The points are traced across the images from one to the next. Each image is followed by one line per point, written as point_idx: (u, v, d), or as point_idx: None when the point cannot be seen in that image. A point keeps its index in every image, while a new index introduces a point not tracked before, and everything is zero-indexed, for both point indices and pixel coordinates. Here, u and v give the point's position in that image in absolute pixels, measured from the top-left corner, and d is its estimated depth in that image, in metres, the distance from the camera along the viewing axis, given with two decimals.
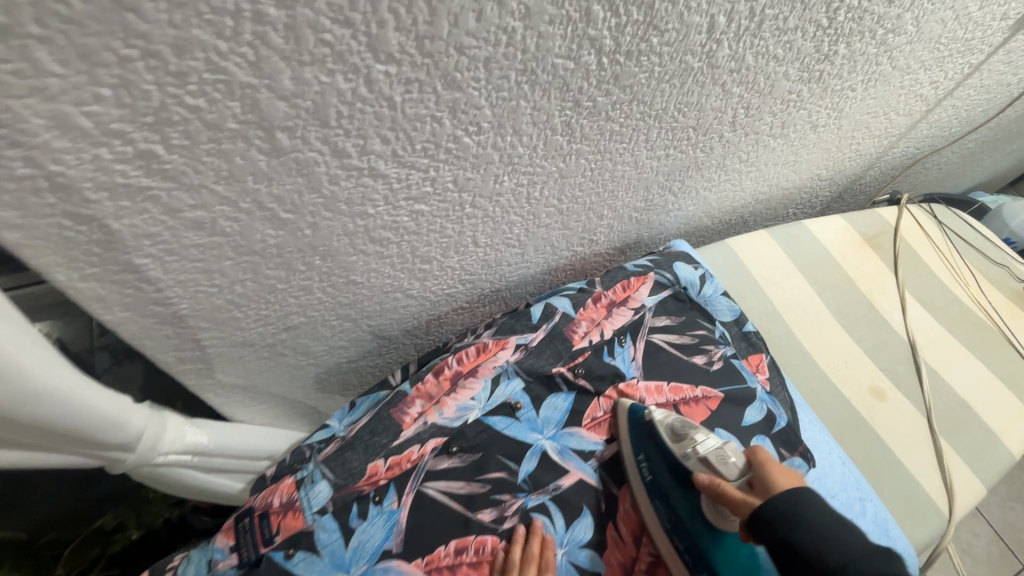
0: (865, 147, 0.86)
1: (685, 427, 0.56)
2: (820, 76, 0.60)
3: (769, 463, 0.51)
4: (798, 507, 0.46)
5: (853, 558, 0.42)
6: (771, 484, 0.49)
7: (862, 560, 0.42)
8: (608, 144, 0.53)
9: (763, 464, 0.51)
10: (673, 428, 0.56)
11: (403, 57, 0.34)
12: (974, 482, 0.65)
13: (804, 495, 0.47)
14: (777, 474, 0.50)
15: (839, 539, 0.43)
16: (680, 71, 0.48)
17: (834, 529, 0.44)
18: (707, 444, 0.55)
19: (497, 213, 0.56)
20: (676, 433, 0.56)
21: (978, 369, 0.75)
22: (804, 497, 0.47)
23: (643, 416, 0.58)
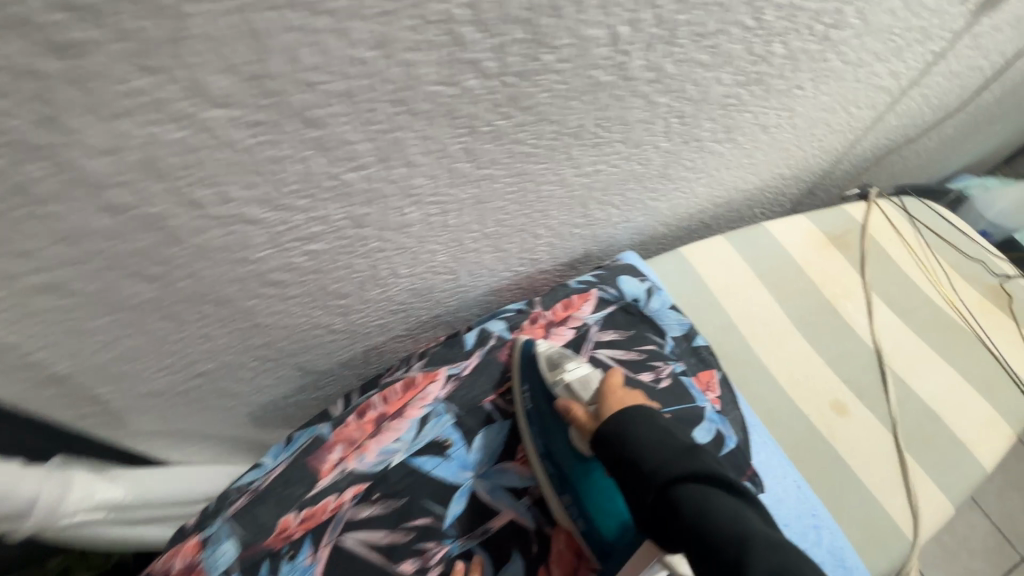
0: (827, 143, 0.81)
1: (560, 356, 0.55)
2: (759, 78, 0.56)
3: (615, 388, 0.49)
4: (629, 425, 0.44)
5: (664, 462, 0.41)
6: (610, 409, 0.47)
7: (672, 461, 0.41)
8: (524, 166, 0.49)
9: (611, 390, 0.49)
10: (551, 357, 0.55)
11: (238, 99, 0.30)
12: (942, 500, 0.62)
13: (637, 413, 0.45)
14: (620, 397, 0.48)
15: (660, 445, 0.42)
16: (589, 87, 0.44)
17: (655, 436, 0.43)
18: (575, 371, 0.52)
19: (411, 244, 0.52)
20: (552, 362, 0.54)
21: (948, 375, 0.71)
22: (637, 416, 0.45)
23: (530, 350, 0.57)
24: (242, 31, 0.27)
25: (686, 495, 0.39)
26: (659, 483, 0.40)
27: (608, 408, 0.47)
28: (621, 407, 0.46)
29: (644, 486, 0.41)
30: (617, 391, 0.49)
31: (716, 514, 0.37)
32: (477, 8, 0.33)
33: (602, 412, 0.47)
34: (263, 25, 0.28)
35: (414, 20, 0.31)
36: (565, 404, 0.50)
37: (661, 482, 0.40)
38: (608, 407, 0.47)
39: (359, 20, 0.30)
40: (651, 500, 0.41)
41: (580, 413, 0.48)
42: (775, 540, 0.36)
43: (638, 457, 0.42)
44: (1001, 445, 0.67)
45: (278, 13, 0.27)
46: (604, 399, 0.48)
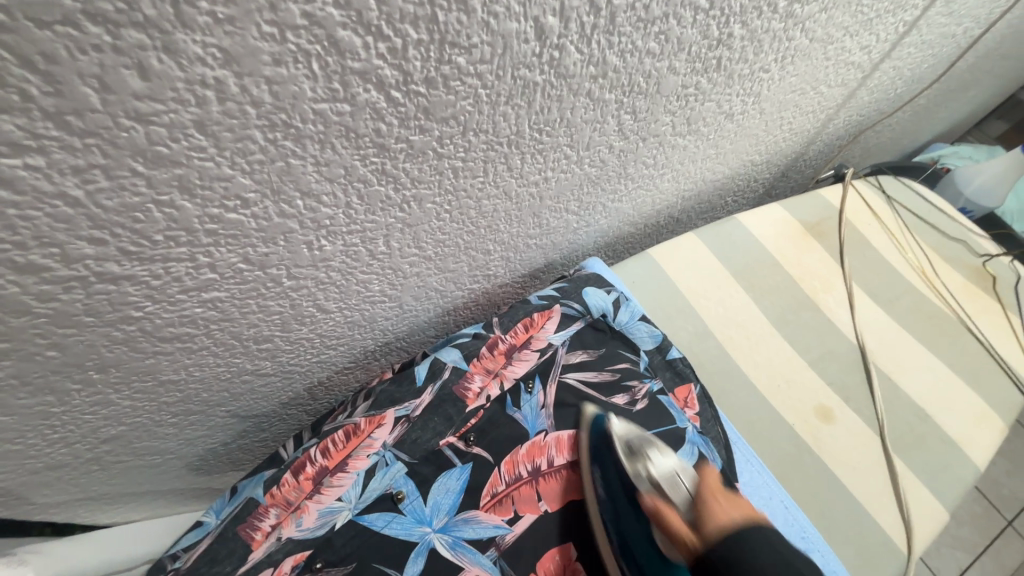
0: (798, 125, 0.76)
1: (641, 441, 0.54)
2: (719, 64, 0.50)
3: (715, 495, 0.49)
4: (742, 549, 0.44)
5: None
6: (713, 524, 0.47)
7: None
8: (457, 182, 0.43)
9: (710, 495, 0.49)
10: (631, 443, 0.53)
11: (43, 142, 0.24)
12: (936, 507, 0.58)
13: (745, 535, 0.45)
14: (723, 508, 0.48)
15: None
16: (520, 89, 0.38)
17: (772, 564, 0.43)
18: (663, 465, 0.53)
19: (335, 277, 0.45)
20: (631, 449, 0.53)
21: (936, 368, 0.68)
22: (747, 538, 0.45)
23: (603, 430, 0.54)
24: (19, 57, 0.21)
25: None
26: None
27: (710, 523, 0.47)
28: (725, 522, 0.47)
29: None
30: (718, 499, 0.49)
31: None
32: (353, 7, 0.26)
33: (703, 527, 0.48)
34: (48, 48, 0.21)
35: (270, 27, 0.25)
36: (654, 506, 0.52)
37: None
38: (709, 520, 0.47)
39: (189, 31, 0.23)
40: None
41: (681, 526, 0.49)
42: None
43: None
44: (992, 439, 0.63)
45: (66, 31, 0.21)
46: (704, 508, 0.48)
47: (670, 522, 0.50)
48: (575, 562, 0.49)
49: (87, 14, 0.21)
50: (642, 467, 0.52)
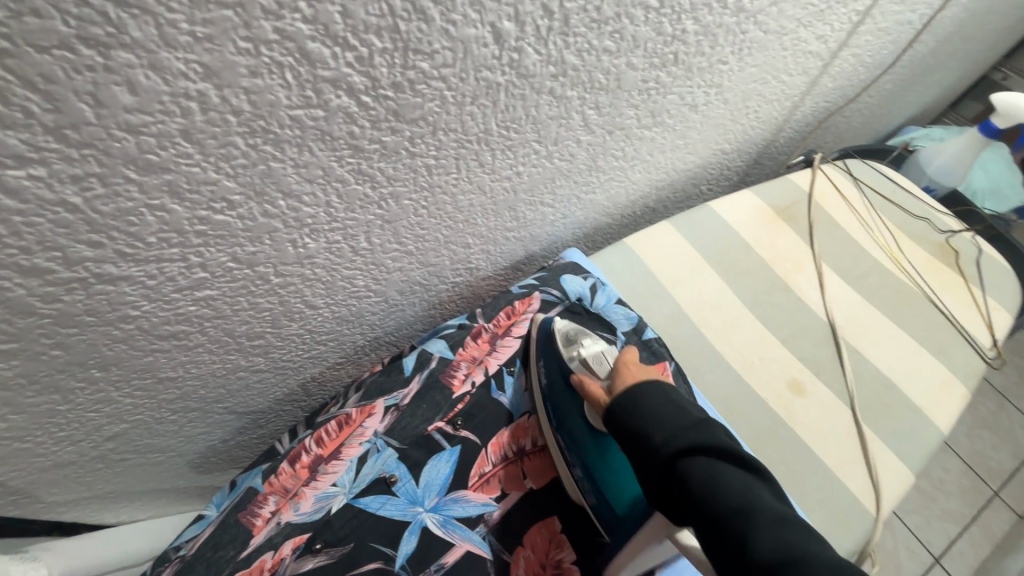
0: (764, 113, 0.79)
1: (576, 332, 0.58)
2: (676, 58, 0.53)
3: (628, 363, 0.53)
4: (642, 400, 0.48)
5: (679, 435, 0.44)
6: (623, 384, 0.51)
7: (688, 434, 0.44)
8: (432, 179, 0.46)
9: (624, 363, 0.53)
10: (569, 335, 0.57)
11: (44, 154, 0.26)
12: (903, 471, 0.61)
13: (647, 388, 0.49)
14: (633, 372, 0.52)
15: (668, 419, 0.45)
16: (484, 90, 0.40)
17: (666, 415, 0.46)
18: (592, 348, 0.56)
19: (321, 274, 0.48)
20: (569, 339, 0.57)
21: (901, 340, 0.71)
22: (648, 390, 0.49)
23: (547, 329, 0.59)
24: (21, 79, 0.23)
25: (692, 468, 0.41)
26: (666, 455, 0.43)
27: (621, 384, 0.51)
28: (632, 382, 0.50)
29: (651, 458, 0.44)
30: (630, 366, 0.53)
31: (722, 483, 0.39)
32: (320, 21, 0.29)
33: (615, 387, 0.51)
34: (46, 70, 0.24)
35: (245, 43, 0.27)
36: (578, 379, 0.53)
37: (667, 455, 0.43)
38: (620, 382, 0.51)
39: (172, 49, 0.26)
40: (659, 477, 0.44)
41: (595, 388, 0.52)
42: (775, 513, 0.38)
43: (648, 431, 0.45)
44: (955, 406, 0.67)
45: (62, 54, 0.24)
46: (619, 374, 0.52)
47: (589, 389, 0.52)
48: (561, 533, 0.53)
49: (80, 39, 0.24)
50: (575, 352, 0.56)
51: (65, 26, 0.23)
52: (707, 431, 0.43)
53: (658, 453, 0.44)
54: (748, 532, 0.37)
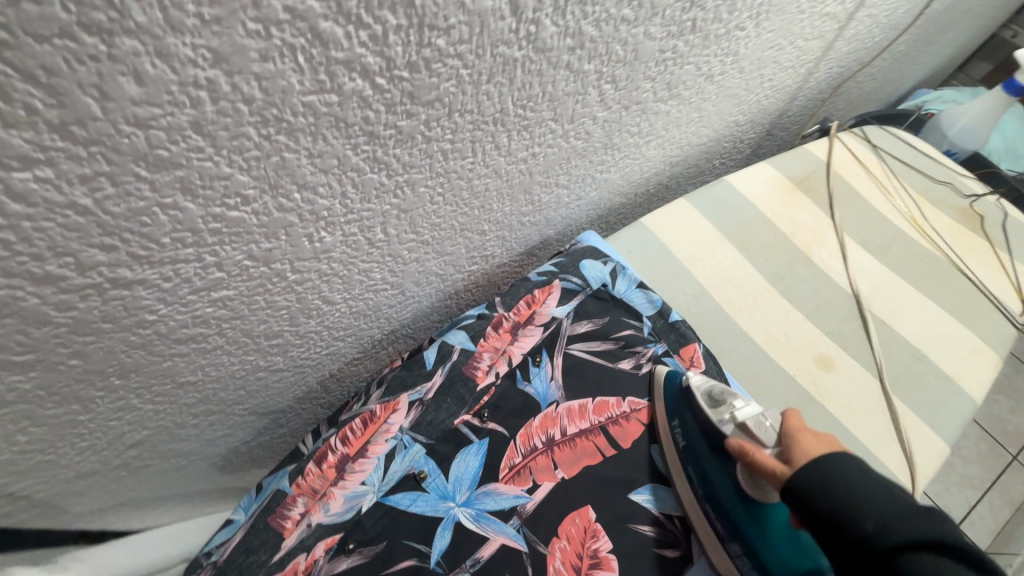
0: (779, 81, 0.76)
1: (723, 391, 0.53)
2: (694, 26, 0.50)
3: (800, 428, 0.47)
4: (837, 478, 0.42)
5: (895, 525, 0.39)
6: (804, 456, 0.45)
7: (905, 525, 0.39)
8: (447, 165, 0.44)
9: (795, 429, 0.48)
10: (713, 393, 0.53)
11: (50, 153, 0.25)
12: (936, 442, 0.60)
13: (842, 464, 0.43)
14: (811, 441, 0.46)
15: (877, 501, 0.40)
16: (501, 66, 0.38)
17: (871, 496, 0.41)
18: (746, 410, 0.51)
19: (337, 268, 0.47)
20: (713, 398, 0.53)
21: (929, 309, 0.69)
22: (840, 464, 0.43)
23: (679, 383, 0.55)
24: (22, 73, 0.22)
25: (919, 566, 0.37)
26: (882, 547, 0.39)
27: (800, 455, 0.45)
28: (817, 453, 0.45)
29: (860, 548, 0.39)
30: (804, 434, 0.47)
31: None
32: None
33: (793, 459, 0.45)
34: (47, 61, 0.22)
35: (254, 24, 0.26)
36: (739, 445, 0.48)
37: (885, 546, 0.38)
38: (797, 454, 0.45)
39: (178, 34, 0.24)
40: (866, 564, 0.39)
41: (764, 459, 0.46)
42: None
43: (854, 513, 0.40)
44: (987, 374, 0.65)
45: (63, 43, 0.22)
46: (791, 442, 0.46)
47: (757, 458, 0.47)
48: (596, 522, 0.50)
49: (81, 25, 0.22)
50: (727, 414, 0.51)
51: (64, 12, 0.21)
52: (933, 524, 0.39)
53: (873, 542, 0.39)
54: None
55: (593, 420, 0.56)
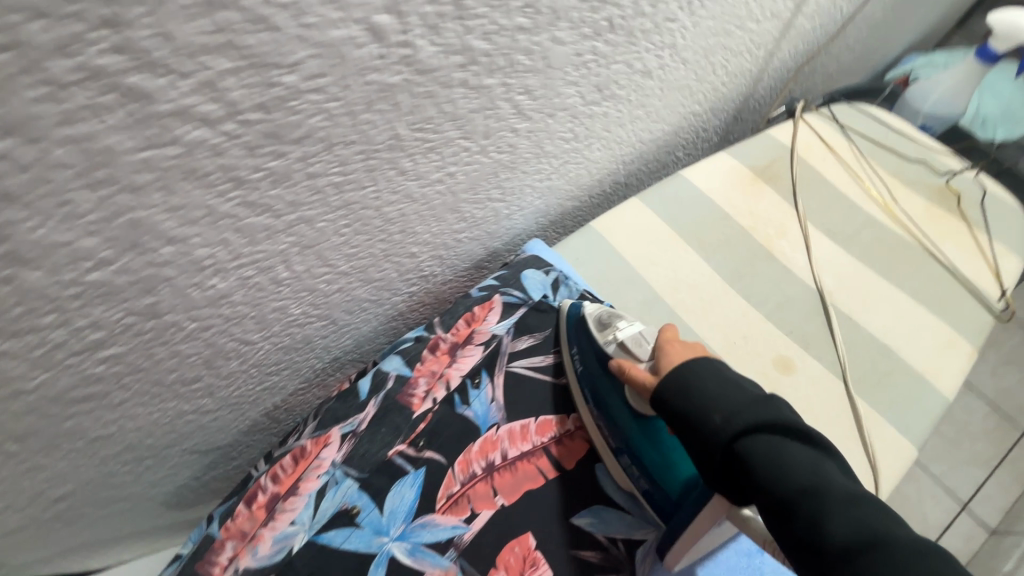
0: (735, 67, 0.72)
1: (610, 314, 0.55)
2: (612, 24, 0.46)
3: (669, 340, 0.49)
4: (692, 380, 0.44)
5: (739, 411, 0.40)
6: (670, 363, 0.47)
7: (749, 411, 0.40)
8: (345, 197, 0.42)
9: (665, 341, 0.50)
10: (602, 318, 0.54)
11: None
12: (904, 445, 0.57)
13: (699, 364, 0.45)
14: (678, 349, 0.48)
15: (723, 395, 0.42)
16: (379, 93, 0.36)
17: (721, 390, 0.42)
18: (627, 330, 0.52)
19: (245, 310, 0.45)
20: (602, 323, 0.54)
21: (899, 300, 0.66)
22: (698, 367, 0.45)
23: (577, 315, 0.56)
24: None
25: (754, 448, 0.39)
26: (726, 438, 0.40)
27: (666, 363, 0.47)
28: (681, 360, 0.46)
29: (708, 441, 0.41)
30: (672, 344, 0.49)
31: (789, 466, 0.37)
32: (133, 50, 0.24)
33: (661, 368, 0.47)
34: None
35: (41, 88, 0.23)
36: (619, 365, 0.50)
37: (729, 435, 0.40)
38: (665, 362, 0.47)
39: None
40: (713, 454, 0.41)
41: (638, 373, 0.48)
42: (850, 494, 0.36)
43: (702, 409, 0.42)
44: (960, 369, 0.62)
45: None
46: (661, 354, 0.48)
47: (633, 374, 0.48)
48: (536, 550, 0.49)
49: None
50: (610, 335, 0.53)
51: None
52: (773, 407, 0.40)
53: (719, 432, 0.40)
54: (819, 514, 0.35)
55: (536, 441, 0.54)
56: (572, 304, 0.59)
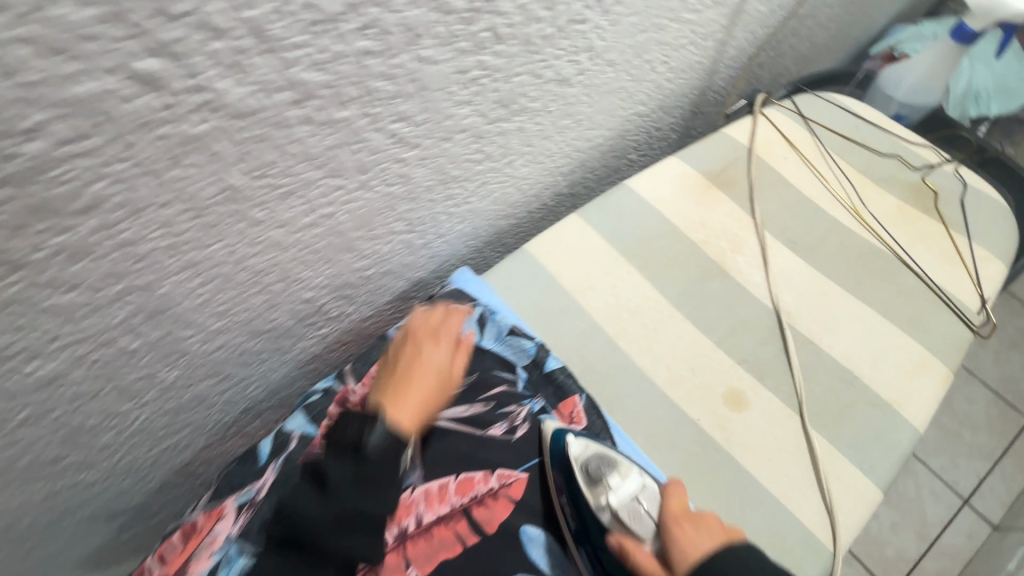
0: (679, 61, 0.65)
1: (600, 465, 0.49)
2: (498, 33, 0.40)
3: (681, 523, 0.47)
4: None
5: None
6: (683, 556, 0.45)
7: None
8: (185, 258, 0.36)
9: (674, 521, 0.47)
10: (597, 474, 0.49)
11: None
12: (866, 486, 0.52)
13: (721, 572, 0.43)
14: (692, 538, 0.46)
15: None
16: (183, 147, 0.30)
17: None
18: (622, 490, 0.49)
19: (97, 385, 0.40)
20: (592, 478, 0.49)
21: (866, 316, 0.60)
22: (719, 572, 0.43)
23: (565, 456, 0.50)
24: None
25: None
26: None
27: (680, 558, 0.45)
28: (695, 556, 0.45)
29: None
30: (685, 528, 0.47)
31: None
32: None
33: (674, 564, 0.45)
34: None
35: None
36: (620, 545, 0.48)
37: None
38: (678, 555, 0.45)
39: None
40: None
41: (644, 561, 0.47)
42: None
43: None
44: (934, 393, 0.56)
45: None
46: (671, 539, 0.47)
47: (638, 561, 0.47)
48: None
49: None
50: (603, 499, 0.49)
51: None
52: None
53: None
54: None
55: (455, 502, 0.48)
56: (557, 428, 0.52)
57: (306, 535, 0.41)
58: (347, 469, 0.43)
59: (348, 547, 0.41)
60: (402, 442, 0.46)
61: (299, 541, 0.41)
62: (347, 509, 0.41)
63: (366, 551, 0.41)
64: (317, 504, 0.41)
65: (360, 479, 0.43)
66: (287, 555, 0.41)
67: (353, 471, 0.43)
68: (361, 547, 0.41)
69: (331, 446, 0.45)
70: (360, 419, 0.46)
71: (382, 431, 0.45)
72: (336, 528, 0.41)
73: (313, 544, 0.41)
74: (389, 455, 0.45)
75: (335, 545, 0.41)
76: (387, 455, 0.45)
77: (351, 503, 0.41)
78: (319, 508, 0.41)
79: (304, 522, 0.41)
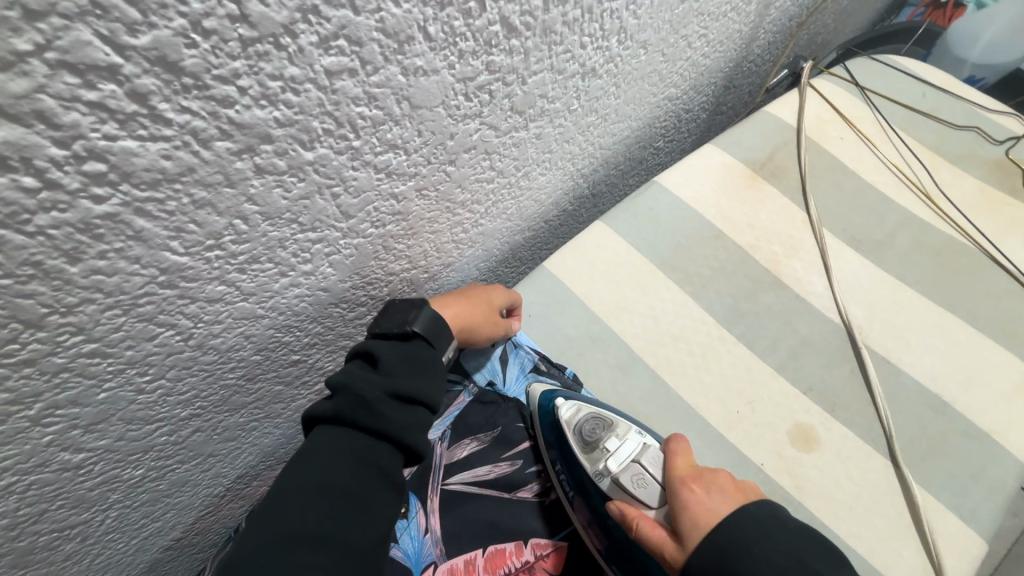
0: (718, 31, 0.54)
1: (595, 427, 0.43)
2: (513, 23, 0.30)
3: (688, 484, 0.39)
4: (741, 560, 0.35)
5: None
6: (693, 523, 0.37)
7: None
8: (123, 358, 0.28)
9: (681, 482, 0.39)
10: (586, 431, 0.43)
11: None
12: (970, 536, 0.43)
13: (744, 539, 0.35)
14: (704, 501, 0.38)
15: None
16: (87, 238, 0.21)
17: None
18: (621, 454, 0.42)
19: (42, 505, 0.32)
20: (585, 438, 0.43)
21: (951, 326, 0.51)
22: (742, 535, 0.36)
23: (552, 413, 0.45)
24: None
25: None
26: None
27: (690, 524, 0.37)
28: (709, 522, 0.37)
29: None
30: (694, 490, 0.39)
31: None
32: None
33: (687, 537, 0.37)
34: None
35: None
36: (620, 512, 0.40)
37: None
38: (689, 523, 0.37)
39: None
40: None
41: (646, 530, 0.39)
42: None
43: None
44: None
45: None
46: (677, 502, 0.39)
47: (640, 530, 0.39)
48: None
49: None
50: (602, 463, 0.42)
51: None
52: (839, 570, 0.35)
53: None
54: None
55: None
56: (545, 391, 0.47)
57: (355, 411, 0.36)
58: (394, 351, 0.38)
59: (398, 423, 0.37)
60: (442, 335, 0.42)
61: (349, 420, 0.36)
62: (400, 390, 0.37)
63: (414, 431, 0.38)
64: (369, 380, 0.37)
65: (406, 360, 0.39)
66: (341, 430, 0.37)
67: (398, 352, 0.39)
68: (410, 427, 0.37)
69: (374, 327, 0.40)
70: (403, 306, 0.41)
71: (426, 317, 0.40)
72: (391, 405, 0.37)
73: (364, 422, 0.36)
74: (433, 343, 0.41)
75: (386, 425, 0.36)
76: (432, 342, 0.41)
77: (402, 379, 0.38)
78: (370, 384, 0.37)
79: (356, 401, 0.36)
